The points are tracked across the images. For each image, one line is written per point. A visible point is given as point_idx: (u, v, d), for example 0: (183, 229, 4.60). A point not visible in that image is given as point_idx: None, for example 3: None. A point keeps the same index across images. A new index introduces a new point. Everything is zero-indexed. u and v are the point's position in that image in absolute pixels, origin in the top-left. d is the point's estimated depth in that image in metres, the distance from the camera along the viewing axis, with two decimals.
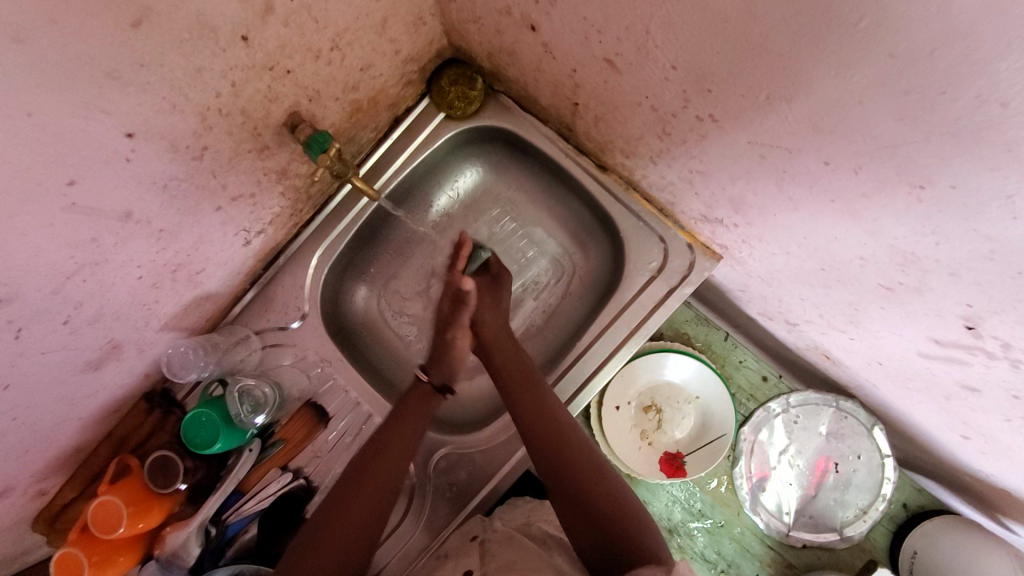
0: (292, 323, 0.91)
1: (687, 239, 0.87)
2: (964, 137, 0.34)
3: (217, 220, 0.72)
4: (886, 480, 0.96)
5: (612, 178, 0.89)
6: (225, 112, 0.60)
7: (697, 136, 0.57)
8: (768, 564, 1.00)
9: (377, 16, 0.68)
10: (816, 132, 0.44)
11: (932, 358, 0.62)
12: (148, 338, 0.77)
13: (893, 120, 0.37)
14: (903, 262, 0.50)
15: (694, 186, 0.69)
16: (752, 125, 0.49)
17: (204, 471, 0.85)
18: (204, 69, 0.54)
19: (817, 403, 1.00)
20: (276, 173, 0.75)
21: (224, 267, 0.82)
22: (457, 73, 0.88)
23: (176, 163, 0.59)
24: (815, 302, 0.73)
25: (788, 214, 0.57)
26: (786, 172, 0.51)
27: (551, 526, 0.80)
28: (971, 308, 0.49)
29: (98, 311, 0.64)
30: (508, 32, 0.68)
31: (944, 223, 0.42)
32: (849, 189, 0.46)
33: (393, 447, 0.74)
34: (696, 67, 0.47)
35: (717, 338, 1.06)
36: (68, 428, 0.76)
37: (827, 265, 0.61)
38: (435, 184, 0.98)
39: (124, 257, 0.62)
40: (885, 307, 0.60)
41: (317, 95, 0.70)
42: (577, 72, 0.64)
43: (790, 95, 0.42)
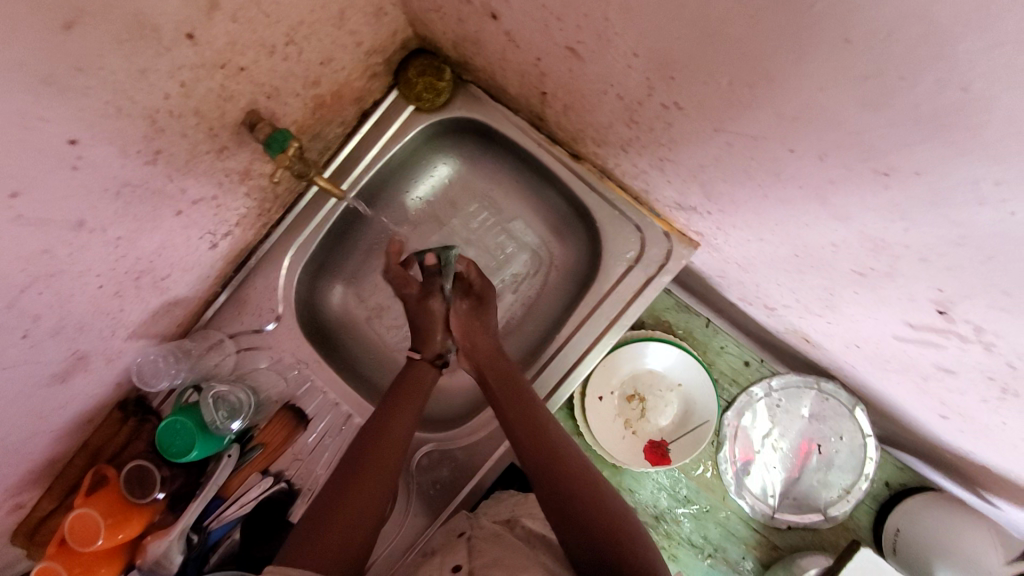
0: (267, 325, 0.90)
1: (663, 227, 0.86)
2: (926, 123, 0.33)
3: (179, 224, 0.70)
4: (869, 460, 0.96)
5: (586, 167, 0.88)
6: (177, 114, 0.58)
7: (664, 124, 0.56)
8: (754, 546, 1.01)
9: (334, 8, 0.65)
10: (777, 120, 0.42)
11: (907, 340, 0.62)
12: (115, 347, 0.75)
13: (853, 106, 0.36)
14: (873, 247, 0.49)
15: (666, 174, 0.68)
16: (716, 113, 0.48)
17: (183, 479, 0.84)
18: (148, 69, 0.51)
19: (798, 386, 1.00)
20: (239, 173, 0.73)
21: (191, 271, 0.79)
22: (424, 64, 0.85)
23: (129, 168, 0.57)
24: (792, 288, 0.73)
25: (758, 200, 0.57)
26: (753, 159, 0.50)
27: (539, 522, 0.79)
28: (942, 292, 0.48)
29: (59, 323, 0.63)
30: (471, 20, 0.66)
31: (910, 209, 0.41)
32: (816, 176, 0.45)
33: (391, 452, 0.73)
34: (656, 54, 0.46)
35: (697, 324, 1.05)
36: (36, 443, 0.74)
37: (801, 251, 0.60)
38: (408, 179, 0.97)
39: (81, 267, 0.60)
40: (859, 292, 0.60)
41: (275, 92, 0.68)
42: (543, 60, 0.62)
43: (751, 83, 0.41)
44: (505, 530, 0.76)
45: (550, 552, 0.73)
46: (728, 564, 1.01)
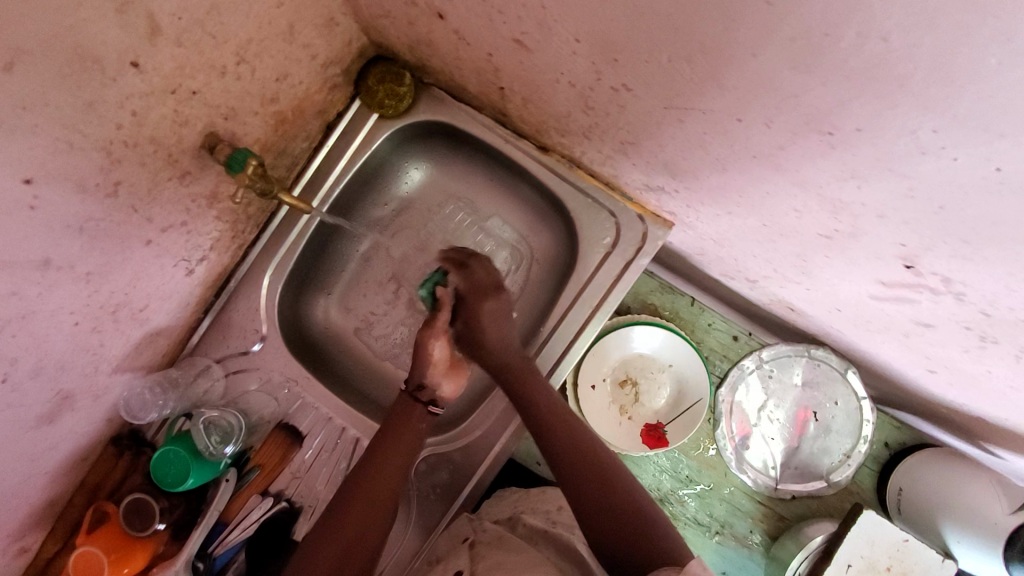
0: (253, 346, 0.90)
1: (637, 210, 0.86)
2: (859, 78, 0.33)
3: (151, 254, 0.70)
4: (865, 422, 0.97)
5: (554, 158, 0.88)
6: (132, 143, 0.57)
7: (617, 107, 0.56)
8: (761, 519, 1.02)
9: (281, 23, 0.65)
10: (721, 91, 0.42)
11: (883, 299, 0.62)
12: (100, 383, 0.75)
13: (787, 69, 0.36)
14: (834, 209, 0.49)
15: (629, 158, 0.68)
16: (663, 91, 0.48)
17: (183, 508, 0.84)
18: (96, 101, 0.51)
19: (789, 355, 1.00)
20: (206, 197, 0.73)
21: (169, 300, 0.79)
22: (383, 71, 0.85)
23: (90, 202, 0.57)
24: (767, 258, 0.73)
25: (718, 173, 0.57)
26: (706, 132, 0.50)
27: (539, 517, 0.80)
28: (906, 247, 0.49)
29: (38, 363, 0.62)
30: (420, 23, 0.66)
31: (860, 167, 0.41)
32: (767, 143, 0.45)
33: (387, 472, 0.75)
34: (597, 38, 0.46)
35: (683, 304, 1.05)
36: (31, 487, 0.73)
37: (768, 221, 0.60)
38: (381, 187, 0.97)
39: (54, 305, 0.60)
40: (830, 255, 0.60)
41: (232, 112, 0.67)
42: (494, 56, 0.62)
43: (689, 56, 0.41)
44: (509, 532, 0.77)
45: (553, 547, 0.73)
46: (736, 539, 1.01)
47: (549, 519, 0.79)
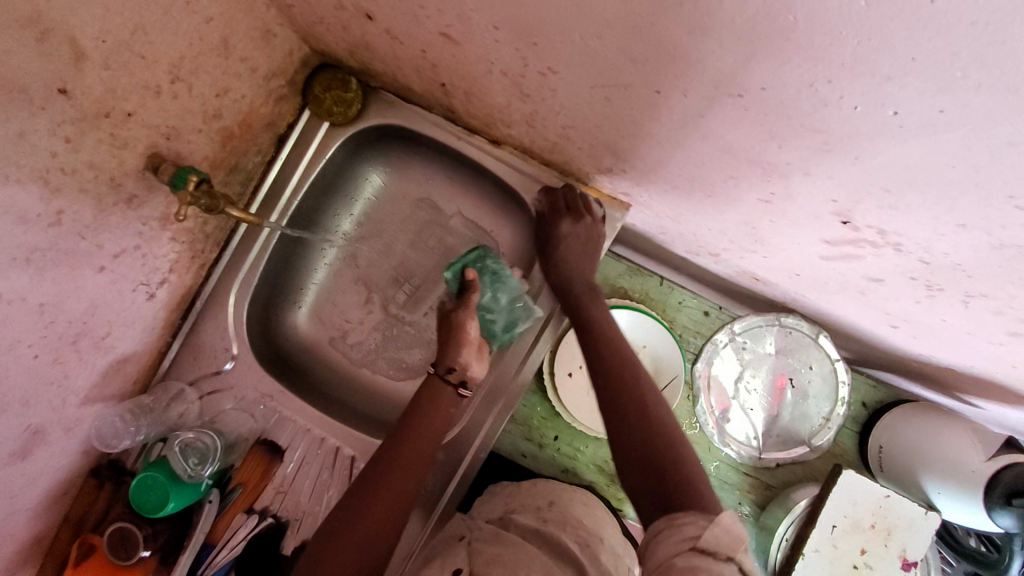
0: (225, 365, 0.90)
1: (593, 195, 0.87)
2: (752, 39, 0.33)
3: (106, 280, 0.69)
4: (841, 384, 0.98)
5: (508, 151, 0.88)
6: (70, 170, 0.57)
7: (550, 91, 0.56)
8: (748, 489, 1.03)
9: (214, 38, 0.65)
10: (634, 65, 0.43)
11: (833, 258, 0.63)
12: (70, 415, 0.75)
13: (685, 36, 0.36)
14: (765, 172, 0.50)
15: (575, 142, 0.69)
16: (585, 71, 0.48)
17: (166, 535, 0.83)
18: (27, 131, 0.51)
19: (761, 325, 1.00)
20: (158, 219, 0.73)
21: (133, 326, 0.79)
22: (329, 78, 0.85)
23: (33, 233, 0.56)
24: (721, 230, 0.74)
25: (656, 149, 0.57)
26: (633, 109, 0.50)
27: (531, 515, 0.81)
28: (838, 203, 0.49)
29: (1, 400, 0.62)
30: (354, 26, 0.67)
31: (777, 127, 0.42)
32: (689, 112, 0.46)
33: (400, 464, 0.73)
34: (515, 24, 0.46)
35: (652, 285, 1.06)
36: (8, 527, 0.73)
37: (712, 192, 0.61)
38: (341, 194, 0.97)
39: (8, 339, 0.59)
40: (775, 220, 0.61)
41: (174, 132, 0.67)
42: (428, 52, 0.63)
43: (598, 33, 0.41)
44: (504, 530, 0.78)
45: (544, 542, 0.75)
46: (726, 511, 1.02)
47: (539, 516, 0.81)
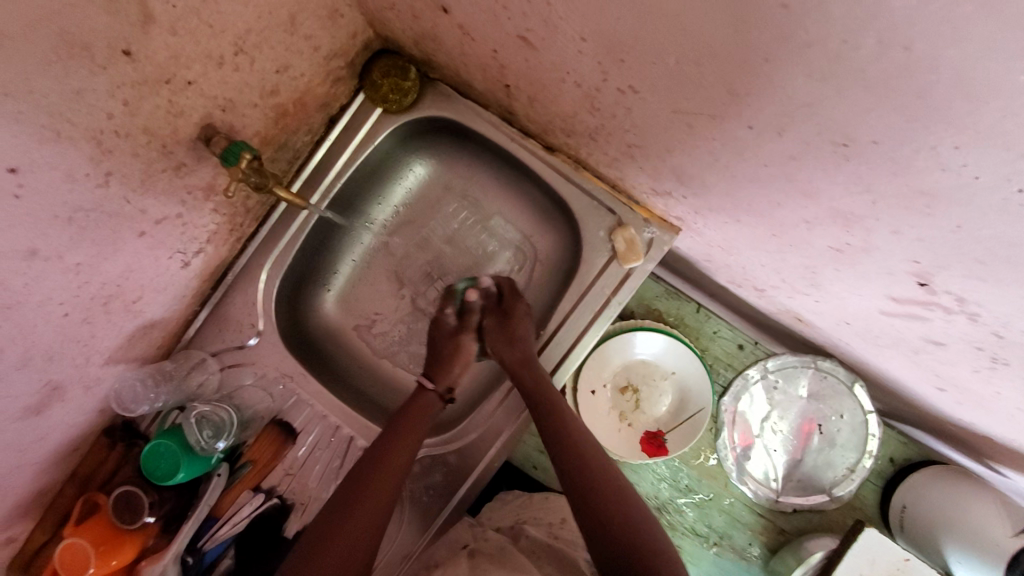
0: (249, 341, 0.89)
1: (643, 214, 0.85)
2: (879, 90, 0.31)
3: (144, 245, 0.68)
4: (870, 437, 0.95)
5: (561, 159, 0.86)
6: (124, 133, 0.56)
7: (624, 109, 0.54)
8: (760, 531, 1.00)
9: (282, 13, 0.64)
10: (731, 96, 0.40)
11: (893, 315, 0.60)
12: (92, 375, 0.74)
13: (801, 77, 0.34)
14: (846, 222, 0.47)
15: (636, 161, 0.66)
16: (671, 95, 0.45)
17: (173, 502, 0.83)
18: (85, 89, 0.49)
19: (795, 366, 0.97)
20: (202, 189, 0.72)
21: (164, 292, 0.78)
22: (389, 65, 0.83)
23: (79, 193, 0.55)
24: (775, 268, 0.71)
25: (727, 181, 0.54)
26: (715, 139, 0.48)
27: (541, 530, 0.81)
28: (919, 265, 0.46)
29: (26, 354, 0.61)
30: (425, 16, 0.64)
31: (877, 181, 0.39)
32: (778, 152, 0.43)
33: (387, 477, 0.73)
34: (605, 38, 0.44)
35: (688, 310, 1.03)
36: (19, 476, 0.72)
37: (776, 231, 0.58)
38: (384, 182, 0.95)
39: (41, 296, 0.58)
40: (839, 269, 0.58)
41: (230, 104, 0.66)
42: (499, 52, 0.60)
43: (698, 59, 0.38)
44: (511, 544, 0.77)
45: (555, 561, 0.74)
46: (735, 551, 1.00)
47: (550, 533, 0.80)
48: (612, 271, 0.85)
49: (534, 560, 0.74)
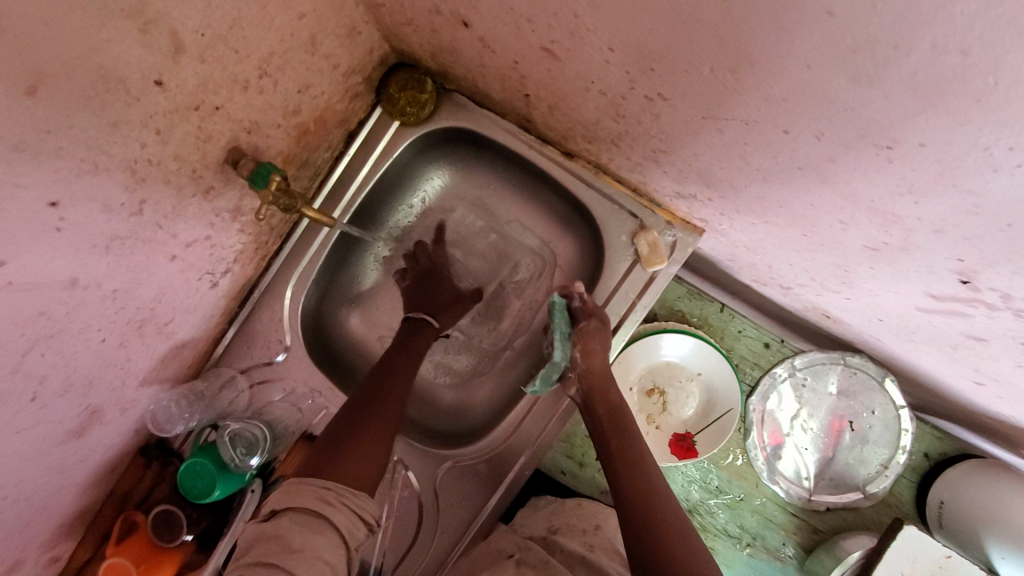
0: (277, 357, 0.90)
1: (666, 216, 0.84)
2: (926, 94, 0.31)
3: (176, 268, 0.69)
4: (903, 432, 0.93)
5: (580, 164, 0.86)
6: (157, 161, 0.57)
7: (650, 116, 0.54)
8: (794, 531, 0.99)
9: (304, 34, 0.64)
10: (767, 101, 0.40)
11: (930, 311, 0.59)
12: (128, 397, 0.75)
13: (844, 82, 0.33)
14: (884, 222, 0.47)
15: (661, 166, 0.66)
16: (702, 101, 0.45)
17: (210, 518, 0.84)
18: (121, 121, 0.50)
19: (823, 362, 0.96)
20: (229, 211, 0.72)
21: (195, 312, 0.79)
22: (405, 78, 0.84)
23: (115, 221, 0.56)
24: (804, 267, 0.70)
25: (758, 183, 0.54)
26: (747, 143, 0.47)
27: (576, 540, 0.80)
28: (963, 262, 0.46)
29: (67, 380, 0.62)
30: (444, 31, 0.65)
31: (920, 182, 0.38)
32: (814, 154, 0.43)
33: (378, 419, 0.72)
34: (634, 47, 0.44)
35: (713, 310, 1.02)
36: (61, 499, 0.74)
37: (809, 231, 0.58)
38: (404, 194, 0.96)
39: (81, 323, 0.59)
40: (875, 267, 0.57)
41: (255, 126, 0.67)
42: (520, 63, 0.61)
43: (734, 66, 0.38)
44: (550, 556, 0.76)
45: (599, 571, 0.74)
46: (769, 552, 0.99)
47: (588, 544, 0.79)
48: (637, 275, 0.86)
49: (573, 572, 0.74)
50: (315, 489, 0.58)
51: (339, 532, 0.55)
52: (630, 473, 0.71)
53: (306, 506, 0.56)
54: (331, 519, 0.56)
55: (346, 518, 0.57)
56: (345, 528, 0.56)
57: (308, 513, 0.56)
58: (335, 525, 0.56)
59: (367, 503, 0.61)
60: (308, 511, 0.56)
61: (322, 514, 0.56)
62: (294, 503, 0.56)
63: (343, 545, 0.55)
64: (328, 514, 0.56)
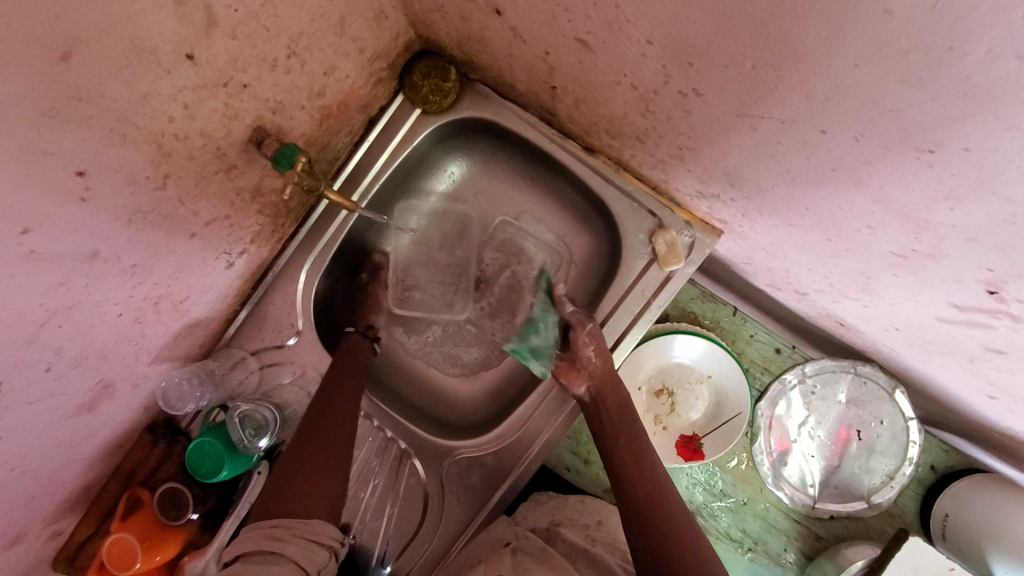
0: (289, 340, 0.90)
1: (685, 216, 0.84)
2: (979, 98, 0.30)
3: (194, 247, 0.69)
4: (910, 444, 0.93)
5: (601, 160, 0.86)
6: (182, 136, 0.56)
7: (682, 112, 0.53)
8: (796, 538, 0.99)
9: (334, 15, 0.64)
10: (809, 100, 0.40)
11: (952, 321, 0.59)
12: (140, 373, 0.75)
13: (893, 82, 0.33)
14: (915, 228, 0.46)
15: (685, 164, 0.66)
16: (739, 98, 0.45)
17: (215, 499, 0.85)
18: (150, 94, 0.50)
19: (834, 370, 0.96)
20: (249, 191, 0.72)
21: (209, 292, 0.79)
22: (429, 66, 0.83)
23: (139, 195, 0.56)
24: (824, 272, 0.70)
25: (787, 184, 0.54)
26: (781, 143, 0.47)
27: (579, 532, 0.81)
28: (993, 272, 0.45)
29: (82, 353, 0.62)
30: (473, 18, 0.64)
31: (959, 188, 0.38)
32: (852, 157, 0.42)
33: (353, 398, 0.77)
34: (674, 41, 0.43)
35: (724, 313, 1.02)
36: (69, 471, 0.74)
37: (834, 236, 0.57)
38: (421, 183, 0.95)
39: (99, 296, 0.59)
40: (899, 274, 0.56)
41: (280, 106, 0.66)
42: (550, 54, 0.60)
43: (777, 63, 0.38)
44: (551, 546, 0.77)
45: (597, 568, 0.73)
46: (770, 557, 0.99)
47: (590, 537, 0.79)
48: (652, 276, 0.85)
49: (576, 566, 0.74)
50: (263, 527, 0.55)
51: (294, 561, 0.52)
52: (635, 478, 0.73)
53: (254, 548, 0.53)
54: (283, 552, 0.52)
55: (301, 548, 0.54)
56: (300, 558, 0.53)
57: (257, 556, 0.52)
58: (288, 557, 0.52)
59: (325, 528, 0.57)
60: (259, 552, 0.52)
61: (272, 551, 0.52)
62: (242, 548, 0.53)
63: (302, 573, 0.51)
64: (278, 549, 0.53)
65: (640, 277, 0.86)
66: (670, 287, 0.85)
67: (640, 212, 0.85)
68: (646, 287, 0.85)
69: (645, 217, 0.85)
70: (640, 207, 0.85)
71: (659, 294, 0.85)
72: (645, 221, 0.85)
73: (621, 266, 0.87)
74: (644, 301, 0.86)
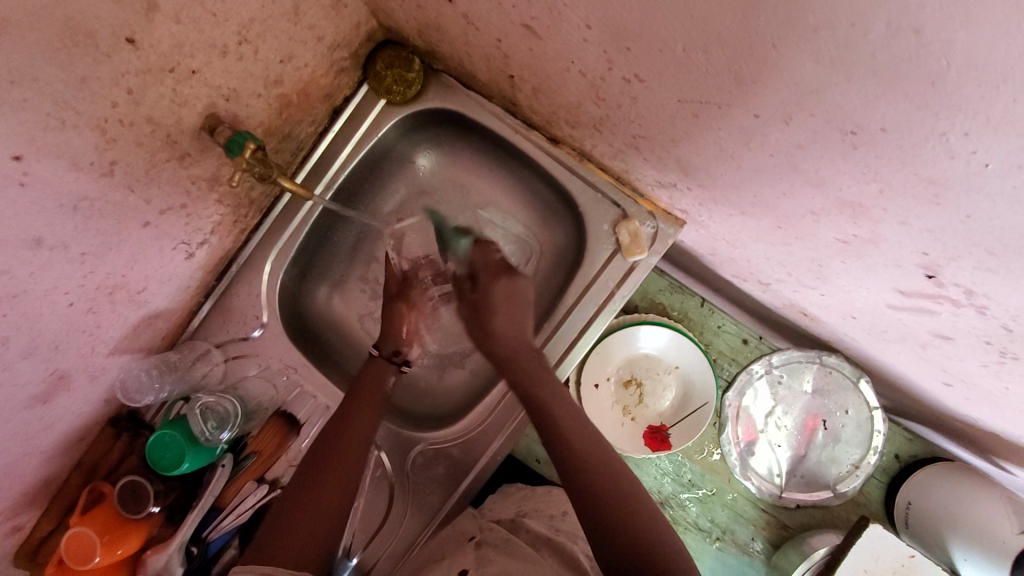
0: (253, 332, 0.89)
1: (648, 207, 0.84)
2: (887, 75, 0.31)
3: (148, 236, 0.68)
4: (875, 433, 0.93)
5: (565, 151, 0.86)
6: (128, 122, 0.56)
7: (629, 99, 0.53)
8: (763, 527, 1.00)
9: (286, 2, 0.64)
10: (738, 82, 0.40)
11: (901, 308, 0.59)
12: (98, 364, 0.74)
13: (810, 62, 0.33)
14: (853, 213, 0.46)
15: (641, 152, 0.66)
16: (677, 83, 0.45)
17: (178, 492, 0.83)
18: (89, 77, 0.49)
19: (800, 361, 0.97)
20: (206, 180, 0.71)
21: (169, 283, 0.78)
22: (392, 56, 0.83)
23: (84, 181, 0.55)
24: (781, 261, 0.70)
25: (734, 171, 0.54)
26: (722, 128, 0.47)
27: (543, 523, 0.80)
28: (928, 256, 0.46)
29: (31, 343, 0.61)
30: (428, 6, 0.64)
31: (885, 170, 0.38)
32: (785, 141, 0.43)
33: (365, 417, 0.76)
34: (611, 24, 0.43)
35: (693, 304, 1.03)
36: (25, 464, 0.73)
37: (783, 223, 0.58)
38: (389, 174, 0.95)
39: (46, 285, 0.58)
40: (846, 261, 0.57)
41: (234, 94, 0.66)
42: (503, 41, 0.60)
43: (706, 45, 0.38)
44: (513, 536, 0.77)
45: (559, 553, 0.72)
46: (738, 546, 1.00)
47: (552, 526, 0.79)
48: (617, 266, 0.85)
49: (537, 552, 0.73)
50: None
51: None
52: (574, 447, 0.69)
53: None
54: None
55: None
56: None
57: None
58: None
59: None
60: None
61: None
62: None
63: None
64: None
65: (604, 268, 0.86)
66: (635, 278, 0.85)
67: (604, 203, 0.85)
68: (611, 278, 0.86)
69: (608, 206, 0.85)
70: (603, 198, 0.85)
71: (624, 285, 0.85)
72: (609, 212, 0.85)
73: (585, 258, 0.87)
74: (609, 292, 0.86)
